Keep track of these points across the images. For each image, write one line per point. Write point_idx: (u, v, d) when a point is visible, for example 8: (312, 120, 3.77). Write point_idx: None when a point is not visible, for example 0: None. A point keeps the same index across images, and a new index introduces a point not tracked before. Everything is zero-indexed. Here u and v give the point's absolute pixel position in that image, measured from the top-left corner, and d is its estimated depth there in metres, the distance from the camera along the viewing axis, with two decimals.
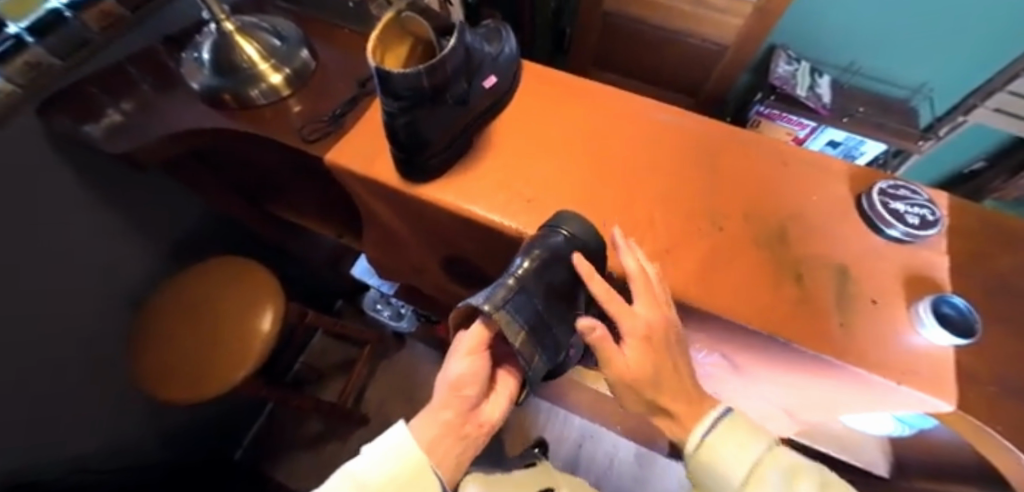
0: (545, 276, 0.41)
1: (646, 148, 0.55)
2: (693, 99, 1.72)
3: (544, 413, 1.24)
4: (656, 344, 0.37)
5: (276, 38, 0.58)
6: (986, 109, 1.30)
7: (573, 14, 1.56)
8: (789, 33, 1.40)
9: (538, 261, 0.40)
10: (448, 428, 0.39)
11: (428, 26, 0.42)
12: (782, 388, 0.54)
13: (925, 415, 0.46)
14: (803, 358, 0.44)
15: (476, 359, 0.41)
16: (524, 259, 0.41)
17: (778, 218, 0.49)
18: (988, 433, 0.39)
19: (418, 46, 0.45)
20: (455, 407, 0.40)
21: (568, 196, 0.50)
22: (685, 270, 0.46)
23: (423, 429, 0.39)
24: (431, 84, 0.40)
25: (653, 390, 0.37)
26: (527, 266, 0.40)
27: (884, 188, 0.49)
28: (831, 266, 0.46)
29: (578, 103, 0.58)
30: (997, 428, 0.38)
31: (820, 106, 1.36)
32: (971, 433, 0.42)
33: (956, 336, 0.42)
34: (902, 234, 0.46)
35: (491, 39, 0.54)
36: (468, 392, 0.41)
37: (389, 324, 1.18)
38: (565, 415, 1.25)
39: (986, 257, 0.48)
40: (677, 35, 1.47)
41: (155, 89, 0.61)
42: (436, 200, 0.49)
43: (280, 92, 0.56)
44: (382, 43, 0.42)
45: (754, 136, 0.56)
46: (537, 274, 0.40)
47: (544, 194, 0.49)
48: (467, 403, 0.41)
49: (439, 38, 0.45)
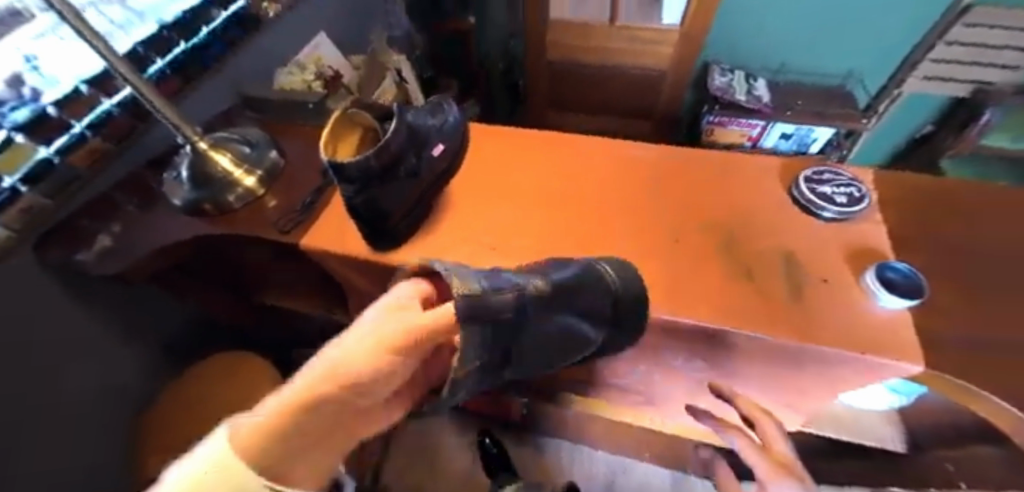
0: (546, 304, 0.40)
1: (596, 180, 0.59)
2: (649, 121, 1.79)
3: (568, 455, 1.21)
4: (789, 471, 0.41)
5: (246, 146, 0.64)
6: (915, 79, 1.42)
7: (522, 67, 1.71)
8: (719, 49, 1.53)
9: (552, 285, 0.40)
10: (344, 383, 0.26)
11: (369, 117, 0.48)
12: (769, 380, 0.55)
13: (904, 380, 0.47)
14: (776, 349, 0.45)
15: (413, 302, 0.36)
16: (539, 278, 0.39)
17: (722, 222, 0.53)
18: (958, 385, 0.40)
19: (368, 134, 0.50)
20: (367, 363, 0.28)
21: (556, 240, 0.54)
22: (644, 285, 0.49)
23: (310, 376, 0.26)
24: (379, 164, 0.45)
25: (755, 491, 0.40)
26: (539, 285, 0.38)
27: (808, 176, 0.53)
28: (777, 255, 0.49)
29: (528, 151, 0.63)
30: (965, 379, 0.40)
31: (762, 106, 1.46)
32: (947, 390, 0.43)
33: (907, 298, 0.44)
34: (835, 214, 0.50)
35: (436, 111, 0.56)
36: (390, 361, 0.30)
37: None
38: (590, 452, 1.21)
39: (917, 219, 0.52)
40: (618, 68, 1.60)
41: (141, 208, 0.67)
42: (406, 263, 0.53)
43: (255, 192, 0.62)
44: (332, 136, 0.47)
45: (690, 152, 0.61)
46: (542, 296, 0.39)
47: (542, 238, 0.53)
48: (384, 373, 0.29)
49: (383, 124, 0.50)
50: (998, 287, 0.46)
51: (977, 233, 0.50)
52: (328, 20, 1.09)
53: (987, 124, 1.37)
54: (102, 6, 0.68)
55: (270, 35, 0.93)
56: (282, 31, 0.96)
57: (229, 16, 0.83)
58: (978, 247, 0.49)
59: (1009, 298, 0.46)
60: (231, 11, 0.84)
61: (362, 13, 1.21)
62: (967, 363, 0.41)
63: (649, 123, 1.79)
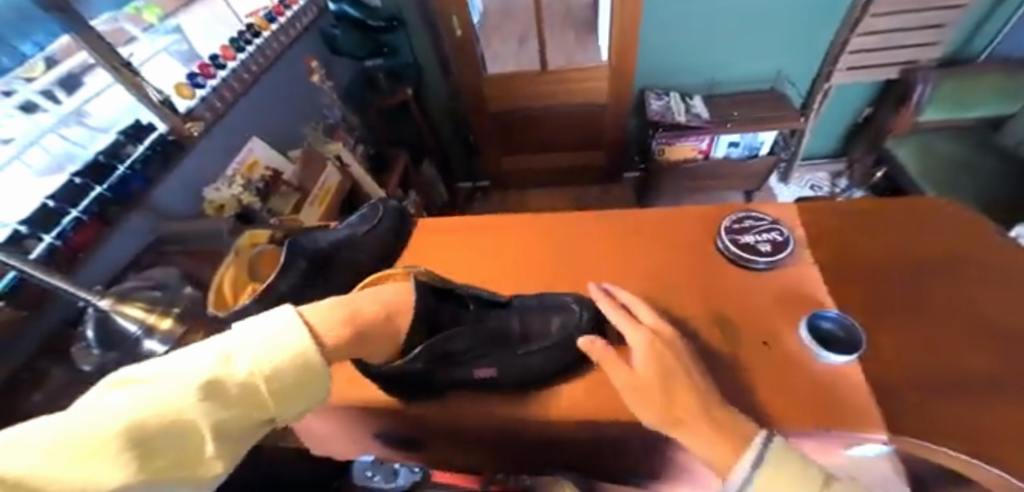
0: (366, 222, 0.59)
1: (553, 251, 0.62)
2: (602, 151, 1.78)
3: None
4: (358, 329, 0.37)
5: (156, 289, 0.63)
6: (842, 71, 1.42)
7: (467, 121, 1.74)
8: (649, 75, 1.57)
9: (358, 218, 0.59)
10: None
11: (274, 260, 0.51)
12: None
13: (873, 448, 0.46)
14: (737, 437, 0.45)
15: (335, 312, 0.37)
16: (356, 218, 0.59)
17: (647, 293, 0.55)
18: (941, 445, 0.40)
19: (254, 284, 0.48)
20: None
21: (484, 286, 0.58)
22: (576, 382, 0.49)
23: None
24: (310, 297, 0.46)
25: (359, 349, 0.38)
26: (352, 219, 0.59)
27: (731, 226, 0.58)
28: (716, 321, 0.51)
29: (466, 229, 0.65)
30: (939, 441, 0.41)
31: (703, 122, 1.47)
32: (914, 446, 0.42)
33: (845, 351, 0.47)
34: (767, 263, 0.54)
35: (367, 218, 0.60)
36: None
37: None
38: None
39: (850, 267, 0.55)
40: (560, 107, 1.62)
41: (53, 362, 0.65)
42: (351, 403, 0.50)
43: (177, 330, 0.57)
44: (245, 281, 0.49)
45: (651, 217, 0.63)
46: (357, 221, 0.59)
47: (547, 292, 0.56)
48: None
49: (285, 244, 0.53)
50: (903, 302, 0.51)
51: (921, 262, 0.55)
52: (257, 127, 1.11)
53: (921, 98, 1.34)
54: (62, 128, 0.74)
55: (192, 152, 0.92)
56: (209, 146, 0.96)
57: (146, 149, 0.83)
58: (922, 272, 0.54)
59: (924, 338, 0.48)
60: (148, 143, 0.83)
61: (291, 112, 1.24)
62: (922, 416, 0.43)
63: (603, 153, 1.79)
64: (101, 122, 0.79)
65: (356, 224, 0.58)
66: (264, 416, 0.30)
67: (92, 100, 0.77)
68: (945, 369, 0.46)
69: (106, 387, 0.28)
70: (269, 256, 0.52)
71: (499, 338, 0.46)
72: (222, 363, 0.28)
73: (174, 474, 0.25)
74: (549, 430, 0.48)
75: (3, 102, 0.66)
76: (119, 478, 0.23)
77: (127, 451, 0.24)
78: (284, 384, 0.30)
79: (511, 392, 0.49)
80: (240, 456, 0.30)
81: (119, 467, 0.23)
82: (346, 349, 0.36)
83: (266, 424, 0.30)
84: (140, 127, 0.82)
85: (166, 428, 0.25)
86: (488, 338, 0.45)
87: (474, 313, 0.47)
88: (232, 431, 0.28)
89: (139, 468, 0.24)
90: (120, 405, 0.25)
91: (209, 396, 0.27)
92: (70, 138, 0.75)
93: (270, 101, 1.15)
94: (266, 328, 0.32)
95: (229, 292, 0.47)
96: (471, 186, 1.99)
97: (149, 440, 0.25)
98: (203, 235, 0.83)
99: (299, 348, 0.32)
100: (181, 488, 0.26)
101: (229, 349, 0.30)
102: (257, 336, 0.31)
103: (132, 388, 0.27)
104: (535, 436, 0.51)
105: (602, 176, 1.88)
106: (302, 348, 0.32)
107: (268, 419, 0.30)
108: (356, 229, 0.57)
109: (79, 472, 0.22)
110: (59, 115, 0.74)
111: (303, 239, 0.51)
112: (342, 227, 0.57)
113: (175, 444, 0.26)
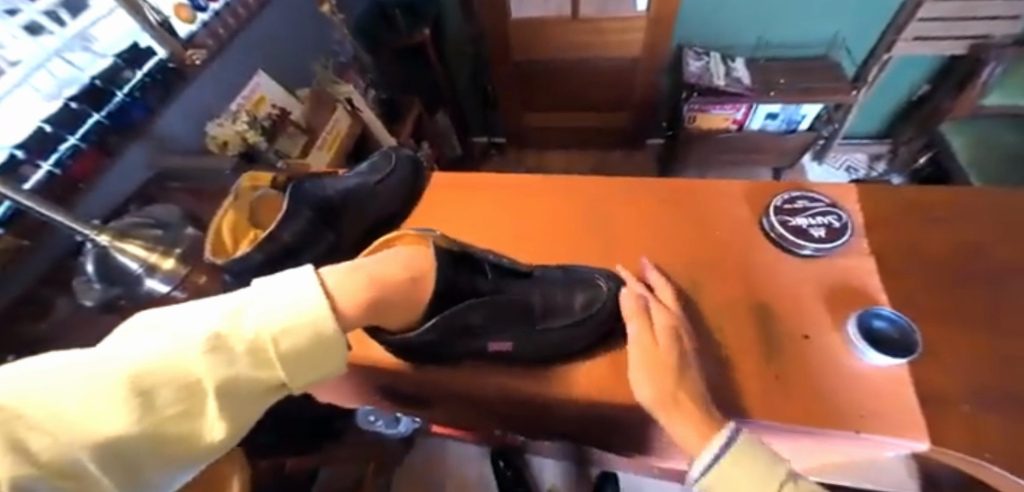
0: (378, 171, 0.55)
1: (584, 217, 0.57)
2: (628, 112, 1.67)
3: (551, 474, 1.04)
4: (372, 299, 0.35)
5: (158, 228, 0.60)
6: (905, 41, 1.29)
7: (488, 70, 1.64)
8: (691, 31, 1.43)
9: (369, 165, 0.54)
10: None
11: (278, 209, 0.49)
12: None
13: (903, 453, 0.44)
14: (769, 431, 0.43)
15: (355, 280, 0.35)
16: (367, 165, 0.54)
17: (681, 269, 0.52)
18: (986, 465, 0.39)
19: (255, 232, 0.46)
20: None
21: (501, 246, 0.55)
22: (601, 361, 0.47)
23: None
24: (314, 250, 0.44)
25: (374, 319, 0.36)
26: (362, 165, 0.54)
27: (780, 206, 0.54)
28: (751, 308, 0.49)
29: (492, 187, 0.61)
30: (990, 458, 0.39)
31: (744, 88, 1.35)
32: (956, 459, 0.40)
33: (894, 355, 0.44)
34: (815, 250, 0.51)
35: (379, 166, 0.55)
36: None
37: (389, 433, 0.94)
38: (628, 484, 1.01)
39: (909, 264, 0.51)
40: (590, 61, 1.50)
41: (55, 293, 0.63)
42: (364, 362, 0.48)
43: (179, 272, 0.55)
44: (244, 227, 0.46)
45: (688, 188, 0.59)
46: (368, 169, 0.54)
47: (567, 262, 0.53)
48: None
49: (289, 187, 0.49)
50: (967, 305, 0.48)
51: (992, 264, 0.51)
52: (263, 59, 1.04)
53: (990, 78, 1.22)
54: (66, 52, 0.68)
55: (198, 81, 0.86)
56: (213, 77, 0.90)
57: (145, 75, 0.77)
58: (992, 275, 0.50)
59: (977, 336, 0.46)
60: (146, 70, 0.77)
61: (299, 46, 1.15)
62: (973, 430, 0.40)
63: (627, 114, 1.68)
64: (104, 48, 0.73)
65: (367, 173, 0.53)
66: (273, 380, 0.30)
67: (95, 23, 0.71)
68: (1014, 377, 0.43)
69: (136, 335, 0.30)
70: (273, 203, 0.49)
71: (521, 311, 0.43)
72: (228, 322, 0.29)
73: (180, 426, 0.27)
74: (565, 406, 0.46)
75: (4, 21, 0.61)
76: (122, 425, 0.24)
77: (133, 400, 0.25)
78: (290, 350, 0.30)
79: (529, 367, 0.47)
80: (255, 417, 0.31)
81: (122, 413, 0.24)
82: (362, 317, 0.34)
83: (278, 388, 0.31)
84: (138, 52, 0.76)
85: (171, 381, 0.26)
86: (511, 312, 0.42)
87: (491, 282, 0.43)
88: (238, 391, 0.28)
89: (144, 416, 0.25)
90: (135, 356, 0.26)
91: (210, 355, 0.27)
92: (75, 63, 0.69)
93: (278, 31, 1.07)
94: (280, 287, 0.31)
95: (227, 238, 0.44)
96: (487, 141, 1.89)
97: (153, 391, 0.25)
98: (209, 175, 0.80)
99: (313, 314, 0.31)
100: (191, 440, 0.27)
101: (241, 310, 0.30)
102: (268, 298, 0.31)
103: (151, 341, 0.28)
104: (553, 412, 0.49)
105: (624, 139, 1.78)
106: (311, 314, 0.30)
107: (278, 383, 0.30)
108: (366, 178, 0.53)
109: (88, 414, 0.23)
110: (64, 39, 0.68)
111: (310, 184, 0.47)
112: (352, 173, 0.52)
113: (181, 397, 0.27)
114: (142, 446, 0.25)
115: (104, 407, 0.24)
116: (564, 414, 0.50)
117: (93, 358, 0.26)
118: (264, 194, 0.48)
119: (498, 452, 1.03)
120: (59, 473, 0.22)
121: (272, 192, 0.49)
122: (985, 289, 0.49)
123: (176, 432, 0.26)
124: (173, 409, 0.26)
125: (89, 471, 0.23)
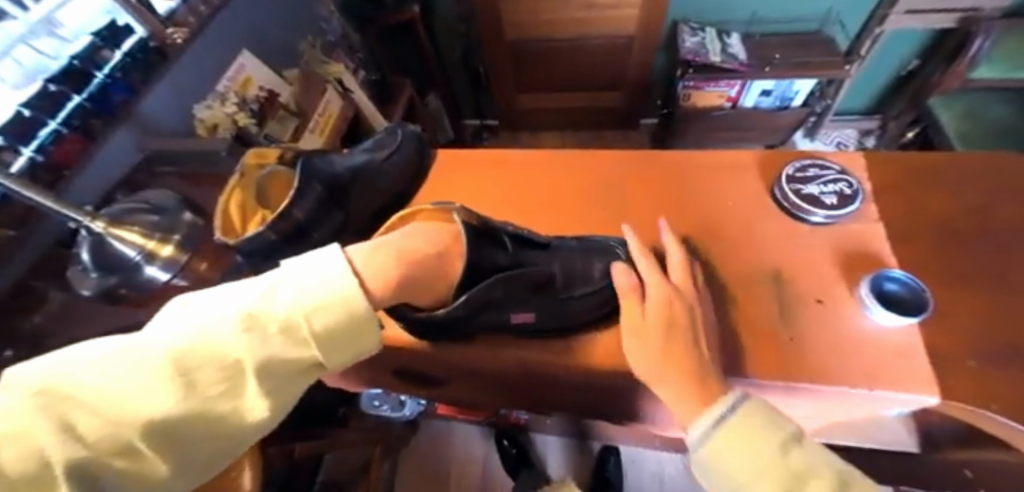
0: (385, 148, 0.53)
1: (598, 190, 0.57)
2: (622, 93, 1.66)
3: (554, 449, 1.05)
4: (401, 274, 0.35)
5: (153, 213, 0.57)
6: (898, 14, 1.28)
7: (481, 49, 1.59)
8: (687, 7, 1.41)
9: (375, 141, 0.53)
10: None
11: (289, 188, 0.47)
12: (770, 410, 0.52)
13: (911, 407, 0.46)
14: (785, 391, 0.44)
15: (383, 256, 0.35)
16: (373, 141, 0.53)
17: (695, 237, 0.52)
18: (991, 415, 0.40)
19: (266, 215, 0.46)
20: None
21: (517, 218, 0.55)
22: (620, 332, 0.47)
23: None
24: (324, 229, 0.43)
25: (403, 294, 0.35)
26: (369, 142, 0.53)
27: (792, 174, 0.54)
28: (765, 275, 0.49)
29: (504, 162, 0.60)
30: (995, 409, 0.40)
31: (739, 64, 1.34)
32: (964, 411, 0.41)
33: (905, 315, 0.45)
34: (825, 217, 0.52)
35: (386, 143, 0.54)
36: None
37: (393, 417, 0.95)
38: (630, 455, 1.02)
39: (916, 228, 0.52)
40: (586, 38, 1.46)
41: (47, 285, 0.61)
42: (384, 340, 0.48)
43: (180, 260, 0.55)
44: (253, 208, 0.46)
45: (700, 159, 0.59)
46: (375, 147, 0.53)
47: (584, 232, 0.53)
48: None
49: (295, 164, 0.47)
50: (973, 266, 0.49)
51: (998, 226, 0.52)
52: (249, 38, 1.00)
53: (977, 53, 1.22)
54: (32, 39, 0.65)
55: (182, 61, 0.83)
56: (197, 57, 0.86)
57: (126, 55, 0.73)
58: (997, 237, 0.51)
59: (983, 295, 0.47)
60: (126, 49, 0.73)
61: (283, 24, 1.11)
62: (980, 385, 0.42)
63: (621, 93, 1.66)
64: (72, 34, 0.69)
65: (374, 150, 0.52)
66: (310, 360, 0.30)
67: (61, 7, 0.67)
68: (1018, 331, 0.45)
69: (178, 313, 0.30)
70: (281, 181, 0.47)
71: (544, 283, 0.43)
72: (263, 301, 0.29)
73: (224, 404, 0.27)
74: (586, 376, 0.47)
75: None
76: (166, 406, 0.25)
77: (176, 380, 0.26)
78: (324, 330, 0.29)
79: (550, 339, 0.47)
80: (295, 396, 0.31)
81: (166, 395, 0.25)
82: (392, 293, 0.34)
83: (315, 367, 0.30)
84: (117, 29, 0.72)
85: (211, 362, 0.27)
86: (534, 284, 0.42)
87: (513, 253, 0.42)
88: (277, 371, 0.28)
89: (189, 397, 0.26)
90: (175, 336, 0.27)
91: (247, 335, 0.27)
92: (43, 50, 0.66)
93: (263, 9, 1.03)
94: (312, 266, 0.31)
95: (236, 219, 0.45)
96: (479, 123, 1.89)
97: (195, 372, 0.26)
98: (202, 159, 0.77)
99: (343, 293, 0.30)
100: (235, 417, 0.28)
101: (274, 289, 0.30)
102: (299, 278, 0.30)
103: (192, 318, 0.29)
104: (573, 382, 0.49)
105: (618, 120, 1.77)
106: (343, 293, 0.30)
107: (316, 362, 0.30)
108: (373, 155, 0.52)
109: (133, 398, 0.25)
110: (29, 24, 0.64)
111: (319, 161, 0.46)
112: (358, 150, 0.51)
113: (223, 378, 0.27)
114: (190, 423, 0.26)
115: (145, 392, 0.25)
116: (584, 386, 0.50)
117: (140, 339, 0.27)
118: (273, 171, 0.46)
119: (502, 432, 1.04)
120: (114, 451, 0.25)
121: (280, 169, 0.47)
122: (989, 250, 0.50)
123: (219, 412, 0.27)
124: (215, 390, 0.27)
125: (142, 449, 0.25)
